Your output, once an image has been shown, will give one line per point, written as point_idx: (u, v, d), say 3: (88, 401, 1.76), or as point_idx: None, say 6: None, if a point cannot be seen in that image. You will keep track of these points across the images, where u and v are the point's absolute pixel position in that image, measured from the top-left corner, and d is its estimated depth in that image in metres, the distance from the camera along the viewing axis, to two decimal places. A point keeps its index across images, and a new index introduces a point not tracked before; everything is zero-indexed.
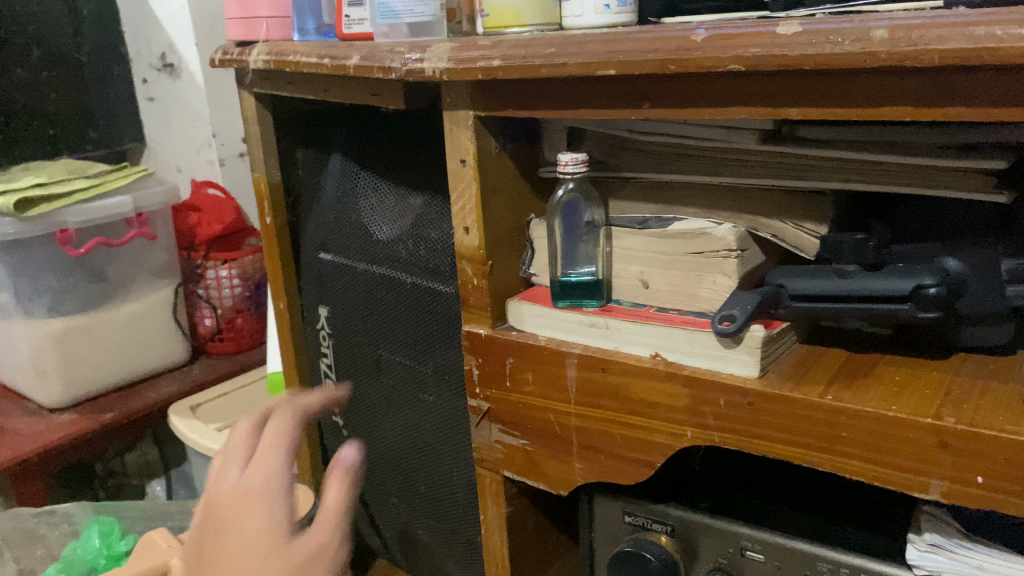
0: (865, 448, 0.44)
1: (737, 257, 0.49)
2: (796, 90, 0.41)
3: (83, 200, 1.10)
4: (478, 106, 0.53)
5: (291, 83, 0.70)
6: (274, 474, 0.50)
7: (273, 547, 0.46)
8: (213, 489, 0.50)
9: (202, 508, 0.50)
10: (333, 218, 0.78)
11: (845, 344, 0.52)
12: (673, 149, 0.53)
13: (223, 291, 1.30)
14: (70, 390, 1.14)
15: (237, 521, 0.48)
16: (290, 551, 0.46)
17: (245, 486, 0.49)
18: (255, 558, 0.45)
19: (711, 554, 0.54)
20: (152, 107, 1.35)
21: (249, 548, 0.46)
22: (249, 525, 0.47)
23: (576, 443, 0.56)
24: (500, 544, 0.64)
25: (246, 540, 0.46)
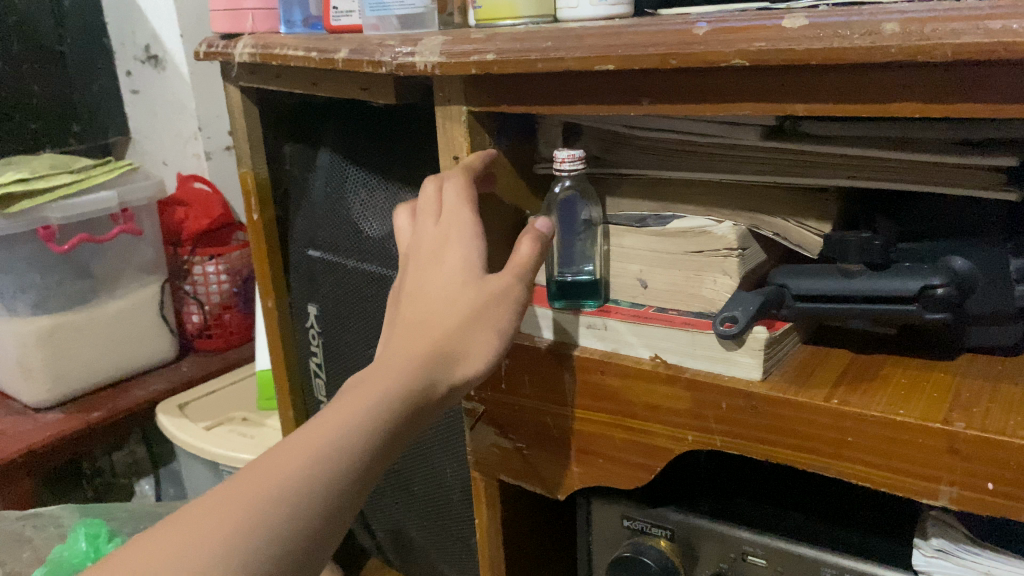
0: (873, 454, 0.43)
1: (738, 256, 0.47)
2: (803, 85, 0.39)
3: (68, 195, 1.08)
4: (472, 101, 0.51)
5: (278, 77, 0.68)
6: (467, 230, 0.48)
7: (468, 278, 0.46)
8: (418, 245, 0.49)
9: (396, 261, 0.49)
10: (323, 214, 0.76)
11: (849, 344, 0.51)
12: (673, 145, 0.52)
13: (211, 287, 1.27)
14: (56, 389, 1.12)
15: (434, 264, 0.47)
16: (486, 285, 0.46)
17: (448, 219, 0.48)
18: (452, 286, 0.46)
19: (712, 559, 0.53)
20: (137, 99, 1.33)
21: (445, 290, 0.46)
22: (446, 265, 0.47)
23: (574, 446, 0.54)
24: (496, 549, 0.62)
25: (443, 287, 0.46)
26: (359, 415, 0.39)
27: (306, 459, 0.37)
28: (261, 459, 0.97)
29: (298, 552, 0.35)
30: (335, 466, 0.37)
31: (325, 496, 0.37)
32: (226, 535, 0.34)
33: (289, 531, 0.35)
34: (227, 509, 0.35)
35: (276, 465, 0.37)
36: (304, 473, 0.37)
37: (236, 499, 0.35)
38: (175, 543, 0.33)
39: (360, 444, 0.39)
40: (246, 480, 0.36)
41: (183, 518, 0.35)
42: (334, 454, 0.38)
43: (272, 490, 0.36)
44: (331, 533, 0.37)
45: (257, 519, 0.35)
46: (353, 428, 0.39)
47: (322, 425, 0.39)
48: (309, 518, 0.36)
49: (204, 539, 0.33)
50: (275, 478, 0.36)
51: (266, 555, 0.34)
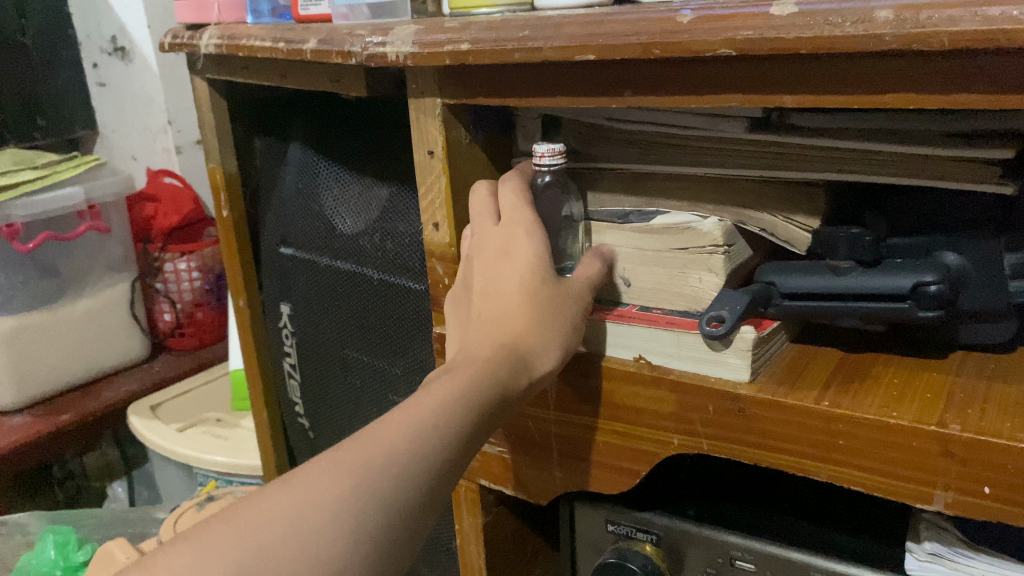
0: (866, 457, 0.41)
1: (724, 253, 0.46)
2: (792, 76, 0.38)
3: (32, 192, 1.05)
4: (446, 93, 0.49)
5: (245, 69, 0.66)
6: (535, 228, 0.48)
7: (544, 277, 0.46)
8: (484, 240, 0.49)
9: (465, 266, 0.50)
10: (295, 211, 0.74)
11: (838, 343, 0.49)
12: (655, 138, 0.50)
13: (183, 284, 1.24)
14: (22, 392, 1.09)
15: (506, 260, 0.47)
16: (559, 284, 0.46)
17: (511, 217, 0.48)
18: (526, 284, 0.46)
19: (698, 563, 0.51)
20: (104, 92, 1.29)
21: (522, 286, 0.46)
22: (518, 260, 0.47)
23: (556, 451, 0.53)
24: (476, 555, 0.61)
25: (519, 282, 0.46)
26: (459, 390, 0.41)
27: (413, 430, 0.39)
28: (235, 461, 0.95)
29: (400, 522, 0.37)
30: (438, 441, 0.39)
31: (429, 471, 0.38)
32: (338, 500, 0.36)
33: (395, 502, 0.37)
34: (340, 473, 0.37)
35: (384, 436, 0.38)
36: (411, 447, 0.38)
37: (345, 465, 0.37)
38: (292, 504, 0.35)
39: (459, 422, 0.40)
40: (356, 447, 0.38)
41: (297, 477, 0.37)
42: (436, 429, 0.39)
43: (380, 460, 0.37)
44: (429, 503, 0.39)
45: (366, 486, 0.36)
46: (455, 405, 0.40)
47: (424, 398, 0.40)
48: (412, 488, 0.38)
49: (318, 502, 0.36)
50: (382, 447, 0.38)
51: (373, 522, 0.36)
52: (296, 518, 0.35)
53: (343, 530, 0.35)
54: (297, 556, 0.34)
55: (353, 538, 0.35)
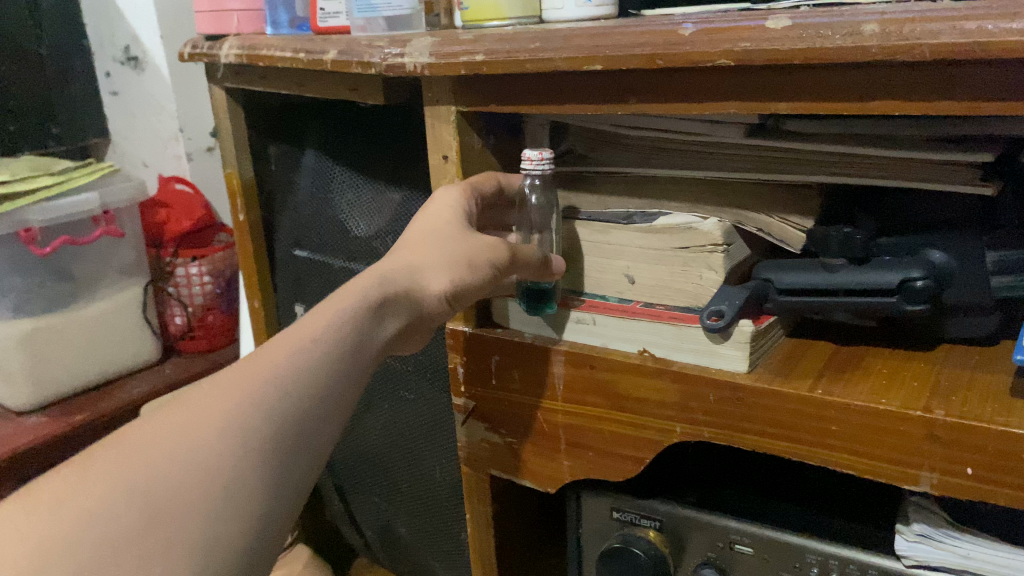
0: (856, 442, 0.44)
1: (723, 252, 0.48)
2: (787, 85, 0.41)
3: (48, 197, 1.07)
4: (460, 101, 0.52)
5: (264, 77, 0.68)
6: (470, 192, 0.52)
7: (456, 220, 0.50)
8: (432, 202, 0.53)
9: None
10: (310, 215, 0.77)
11: (831, 337, 0.52)
12: (657, 144, 0.53)
13: (194, 288, 1.27)
14: (38, 393, 1.12)
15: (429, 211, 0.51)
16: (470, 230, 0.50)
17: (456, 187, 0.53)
18: (438, 224, 0.50)
19: (699, 548, 0.54)
20: (116, 101, 1.32)
21: (428, 224, 0.50)
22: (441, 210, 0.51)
23: (564, 440, 0.55)
24: (486, 543, 0.63)
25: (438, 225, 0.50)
26: (336, 314, 0.43)
27: (294, 347, 0.40)
28: None
29: (290, 426, 0.38)
30: (320, 353, 0.41)
31: (313, 378, 0.40)
32: (228, 409, 0.36)
33: (283, 406, 0.38)
34: (226, 388, 0.37)
35: (266, 355, 0.39)
36: (294, 360, 0.40)
37: (230, 381, 0.38)
38: (181, 416, 0.35)
39: (338, 337, 0.42)
40: (233, 369, 0.39)
41: (182, 398, 0.37)
42: (318, 344, 0.41)
43: (262, 372, 0.38)
44: (318, 411, 0.40)
45: (254, 395, 0.37)
46: (331, 325, 0.42)
47: (301, 325, 0.42)
48: (300, 395, 0.39)
49: (209, 411, 0.36)
50: (266, 362, 0.39)
51: (264, 423, 0.37)
52: (190, 425, 0.35)
53: (235, 431, 0.36)
54: (195, 455, 0.34)
55: (249, 438, 0.36)
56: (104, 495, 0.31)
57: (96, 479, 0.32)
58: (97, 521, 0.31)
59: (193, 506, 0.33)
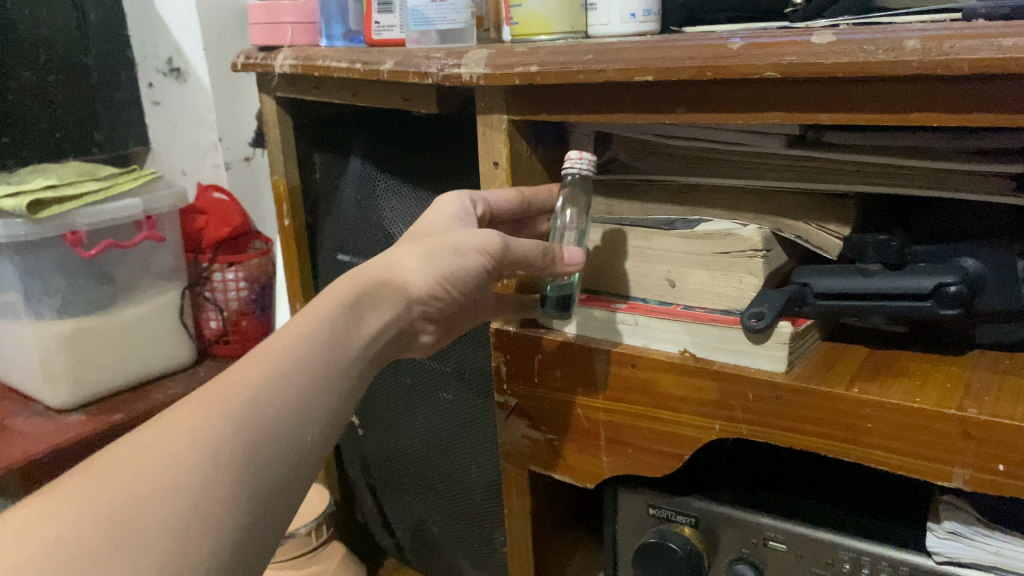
0: (890, 438, 0.46)
1: (763, 257, 0.50)
2: (830, 98, 0.43)
3: (94, 202, 1.11)
4: (512, 110, 0.55)
5: (316, 87, 0.71)
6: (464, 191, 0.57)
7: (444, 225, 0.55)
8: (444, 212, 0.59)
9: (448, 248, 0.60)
10: (353, 220, 0.79)
11: (866, 341, 0.54)
12: (701, 153, 0.55)
13: (230, 293, 1.30)
14: (77, 391, 1.15)
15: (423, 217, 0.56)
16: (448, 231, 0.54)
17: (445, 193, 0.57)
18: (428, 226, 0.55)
19: (733, 544, 0.56)
20: (158, 110, 1.35)
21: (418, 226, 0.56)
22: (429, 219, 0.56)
23: (603, 437, 0.58)
24: (524, 535, 0.66)
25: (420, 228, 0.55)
26: (292, 339, 0.47)
27: (251, 370, 0.44)
28: None
29: (246, 443, 0.41)
30: (274, 376, 0.44)
31: (267, 399, 0.43)
32: (183, 435, 0.40)
33: (238, 428, 0.41)
34: (179, 417, 0.41)
35: (220, 380, 0.43)
36: (247, 382, 0.43)
37: (182, 409, 0.41)
38: (137, 446, 0.39)
39: (290, 357, 0.46)
40: (180, 398, 0.42)
41: (138, 432, 0.40)
42: (275, 366, 0.45)
43: (218, 396, 0.42)
44: (275, 424, 0.43)
45: (209, 420, 0.41)
46: (284, 348, 0.46)
47: (254, 351, 0.46)
48: (252, 414, 0.42)
49: (166, 438, 0.39)
50: (219, 388, 0.43)
51: (220, 442, 0.40)
52: (144, 455, 0.38)
53: (190, 454, 0.39)
54: (153, 478, 0.37)
55: (206, 456, 0.39)
56: (69, 518, 0.35)
57: (59, 507, 0.35)
58: (64, 540, 0.34)
59: (155, 521, 0.36)
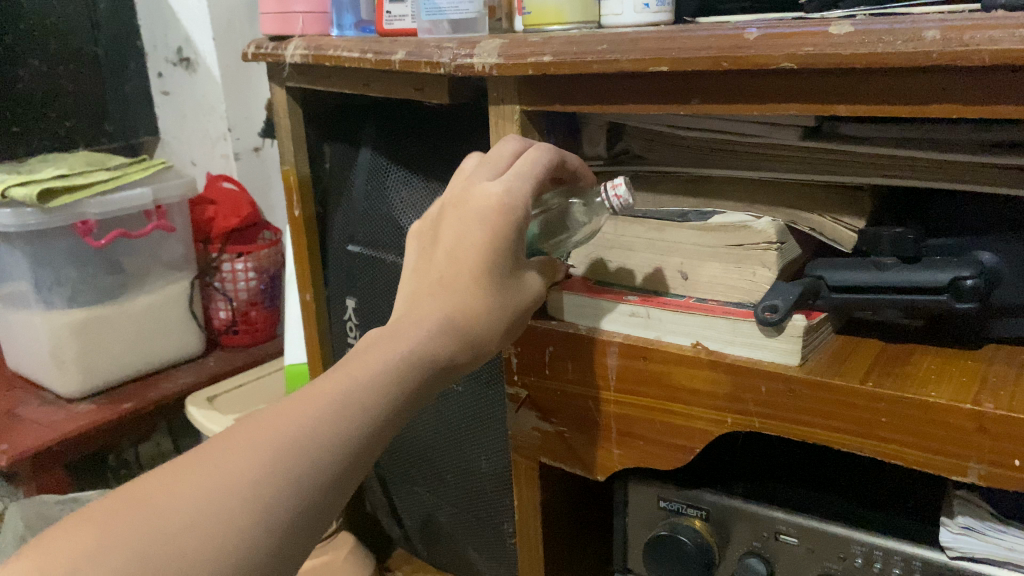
0: (904, 432, 0.45)
1: (777, 249, 0.50)
2: (848, 88, 0.43)
3: (105, 191, 1.11)
4: (524, 101, 0.54)
5: (328, 77, 0.71)
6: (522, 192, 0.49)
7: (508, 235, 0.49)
8: (481, 194, 0.49)
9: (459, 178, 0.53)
10: (363, 211, 0.79)
11: (880, 335, 0.54)
12: (714, 145, 0.55)
13: (239, 283, 1.30)
14: (87, 380, 1.15)
15: (490, 227, 0.48)
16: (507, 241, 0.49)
17: (504, 190, 0.49)
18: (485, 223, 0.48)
19: (744, 538, 0.56)
20: (167, 100, 1.35)
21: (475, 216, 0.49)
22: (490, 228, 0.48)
23: (615, 429, 0.57)
24: (534, 527, 0.67)
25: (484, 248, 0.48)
26: (375, 378, 0.43)
27: (328, 415, 0.40)
28: None
29: (309, 503, 0.38)
30: (349, 426, 0.40)
31: (339, 452, 0.40)
32: (248, 483, 0.36)
33: (305, 483, 0.38)
34: (248, 457, 0.37)
35: (295, 419, 0.39)
36: (323, 430, 0.40)
37: (252, 445, 0.38)
38: (202, 486, 0.36)
39: (368, 402, 0.42)
40: (253, 427, 0.39)
41: (205, 460, 0.37)
42: (351, 410, 0.41)
43: (291, 443, 0.38)
44: (341, 480, 0.40)
45: (276, 470, 0.37)
46: (363, 388, 0.42)
47: (334, 381, 0.42)
48: (322, 470, 0.39)
49: (231, 483, 0.36)
50: (294, 429, 0.39)
51: (284, 501, 0.37)
52: (206, 500, 0.35)
53: (252, 512, 0.36)
54: (210, 534, 0.35)
55: (267, 517, 0.36)
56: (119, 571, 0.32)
57: (110, 552, 0.33)
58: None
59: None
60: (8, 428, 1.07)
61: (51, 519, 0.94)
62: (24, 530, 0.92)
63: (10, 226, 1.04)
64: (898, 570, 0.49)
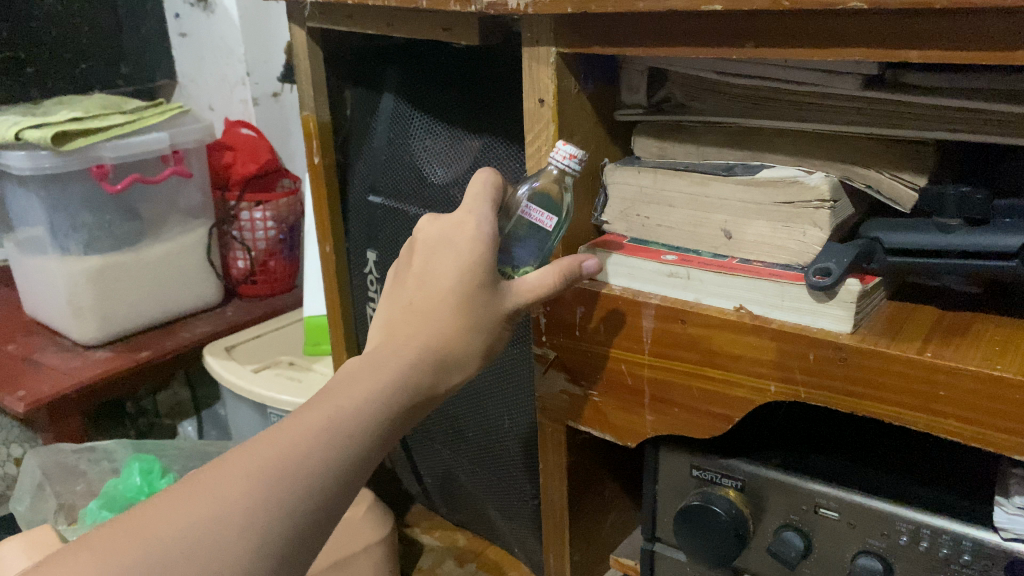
0: (963, 408, 0.42)
1: (830, 208, 0.46)
2: (921, 32, 0.39)
3: (121, 134, 1.08)
4: (561, 42, 0.51)
5: (349, 17, 0.67)
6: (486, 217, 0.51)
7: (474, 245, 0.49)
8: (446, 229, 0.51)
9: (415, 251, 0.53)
10: (385, 160, 0.75)
11: (936, 302, 0.50)
12: (764, 94, 0.51)
13: (258, 232, 1.28)
14: (104, 328, 1.13)
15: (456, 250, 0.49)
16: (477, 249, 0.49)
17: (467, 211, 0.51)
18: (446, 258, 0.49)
19: (781, 510, 0.53)
20: (185, 43, 1.31)
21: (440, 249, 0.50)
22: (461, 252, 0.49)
23: (648, 395, 0.55)
24: (559, 492, 0.65)
25: (450, 275, 0.48)
26: (365, 409, 0.42)
27: (320, 439, 0.40)
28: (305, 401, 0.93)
29: (305, 527, 0.38)
30: (341, 451, 0.40)
31: (333, 476, 0.39)
32: (245, 506, 0.37)
33: (301, 507, 0.38)
34: (244, 482, 0.37)
35: (291, 444, 0.39)
36: (315, 454, 0.39)
37: (249, 469, 0.38)
38: (200, 510, 0.36)
39: (358, 428, 0.41)
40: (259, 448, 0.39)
41: (204, 485, 0.37)
42: (342, 437, 0.41)
43: (286, 466, 0.38)
44: (336, 499, 0.40)
45: (274, 493, 0.37)
46: (351, 414, 0.42)
47: (328, 411, 0.41)
48: (317, 493, 0.39)
49: (228, 510, 0.36)
50: (290, 454, 0.39)
51: (281, 525, 0.37)
52: (205, 524, 0.36)
53: (251, 537, 0.36)
54: (210, 558, 0.35)
55: (262, 541, 0.36)
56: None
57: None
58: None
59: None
60: (24, 374, 1.06)
61: (70, 468, 0.93)
62: (42, 478, 0.91)
63: (26, 168, 1.02)
64: (947, 550, 0.46)
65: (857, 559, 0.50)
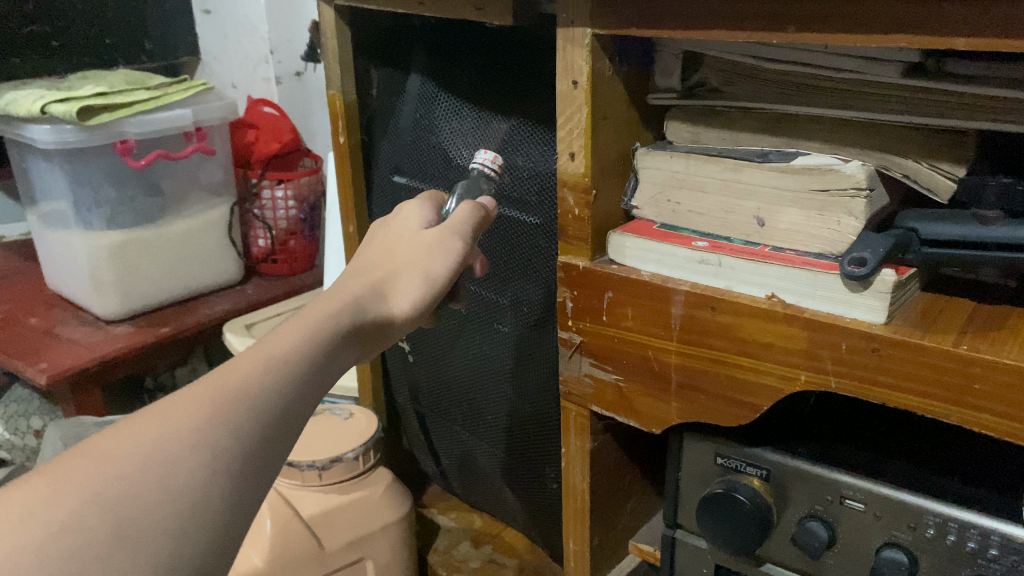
0: (997, 401, 0.41)
1: (866, 197, 0.46)
2: (971, 18, 0.38)
3: (144, 110, 1.08)
4: (597, 24, 0.50)
5: None
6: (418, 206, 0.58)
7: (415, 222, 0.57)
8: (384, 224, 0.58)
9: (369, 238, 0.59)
10: (411, 140, 0.75)
11: (971, 295, 0.50)
12: (801, 79, 0.50)
13: (279, 211, 1.27)
14: (125, 303, 1.14)
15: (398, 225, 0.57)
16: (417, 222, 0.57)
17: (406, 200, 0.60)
18: (386, 237, 0.56)
19: (805, 500, 0.53)
20: (209, 20, 1.31)
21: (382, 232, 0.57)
22: (393, 235, 0.56)
23: (674, 381, 0.55)
24: (581, 477, 0.65)
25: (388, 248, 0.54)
26: (301, 338, 0.43)
27: (257, 366, 0.40)
28: None
29: (259, 451, 0.37)
30: (280, 380, 0.40)
31: (280, 402, 0.39)
32: (192, 426, 0.35)
33: (250, 428, 0.37)
34: (190, 408, 0.36)
35: (229, 373, 0.39)
36: (256, 381, 0.39)
37: (195, 398, 0.37)
38: (145, 434, 0.35)
39: (298, 359, 0.42)
40: (205, 382, 0.38)
41: (144, 414, 0.36)
42: (281, 364, 0.41)
43: (230, 391, 0.38)
44: (285, 428, 0.39)
45: (220, 414, 0.37)
46: (290, 346, 0.42)
47: (262, 349, 0.41)
48: (262, 419, 0.38)
49: (178, 428, 0.35)
50: (231, 381, 0.38)
51: (231, 443, 0.36)
52: (148, 448, 0.34)
53: (204, 453, 0.35)
54: (161, 472, 0.33)
55: (216, 458, 0.35)
56: (74, 514, 0.31)
57: (58, 497, 0.31)
58: (67, 540, 0.30)
59: (159, 529, 0.32)
60: (46, 346, 1.07)
61: (90, 440, 0.94)
62: (63, 449, 0.92)
63: (50, 142, 1.02)
64: (973, 544, 0.46)
65: (881, 552, 0.50)
